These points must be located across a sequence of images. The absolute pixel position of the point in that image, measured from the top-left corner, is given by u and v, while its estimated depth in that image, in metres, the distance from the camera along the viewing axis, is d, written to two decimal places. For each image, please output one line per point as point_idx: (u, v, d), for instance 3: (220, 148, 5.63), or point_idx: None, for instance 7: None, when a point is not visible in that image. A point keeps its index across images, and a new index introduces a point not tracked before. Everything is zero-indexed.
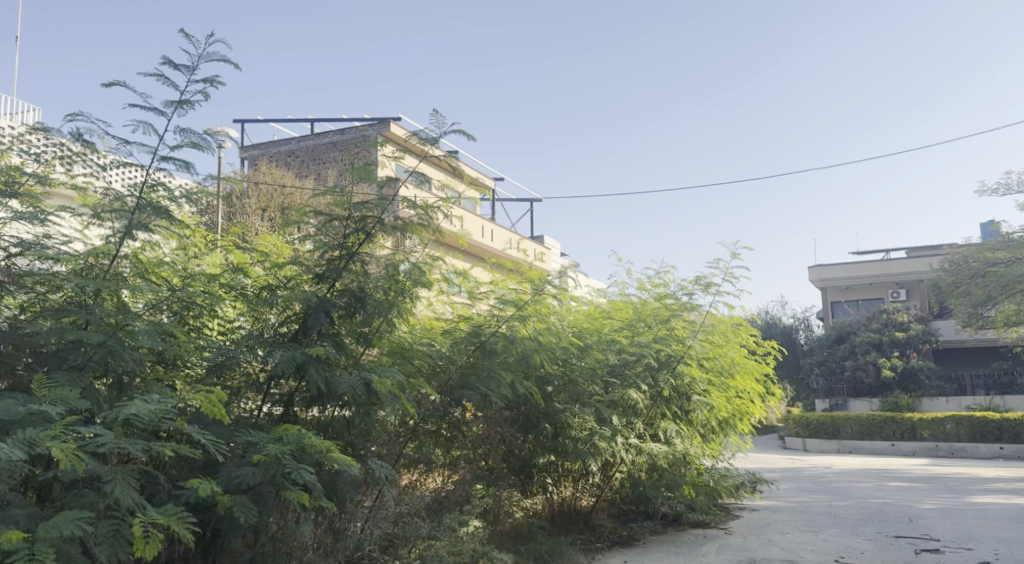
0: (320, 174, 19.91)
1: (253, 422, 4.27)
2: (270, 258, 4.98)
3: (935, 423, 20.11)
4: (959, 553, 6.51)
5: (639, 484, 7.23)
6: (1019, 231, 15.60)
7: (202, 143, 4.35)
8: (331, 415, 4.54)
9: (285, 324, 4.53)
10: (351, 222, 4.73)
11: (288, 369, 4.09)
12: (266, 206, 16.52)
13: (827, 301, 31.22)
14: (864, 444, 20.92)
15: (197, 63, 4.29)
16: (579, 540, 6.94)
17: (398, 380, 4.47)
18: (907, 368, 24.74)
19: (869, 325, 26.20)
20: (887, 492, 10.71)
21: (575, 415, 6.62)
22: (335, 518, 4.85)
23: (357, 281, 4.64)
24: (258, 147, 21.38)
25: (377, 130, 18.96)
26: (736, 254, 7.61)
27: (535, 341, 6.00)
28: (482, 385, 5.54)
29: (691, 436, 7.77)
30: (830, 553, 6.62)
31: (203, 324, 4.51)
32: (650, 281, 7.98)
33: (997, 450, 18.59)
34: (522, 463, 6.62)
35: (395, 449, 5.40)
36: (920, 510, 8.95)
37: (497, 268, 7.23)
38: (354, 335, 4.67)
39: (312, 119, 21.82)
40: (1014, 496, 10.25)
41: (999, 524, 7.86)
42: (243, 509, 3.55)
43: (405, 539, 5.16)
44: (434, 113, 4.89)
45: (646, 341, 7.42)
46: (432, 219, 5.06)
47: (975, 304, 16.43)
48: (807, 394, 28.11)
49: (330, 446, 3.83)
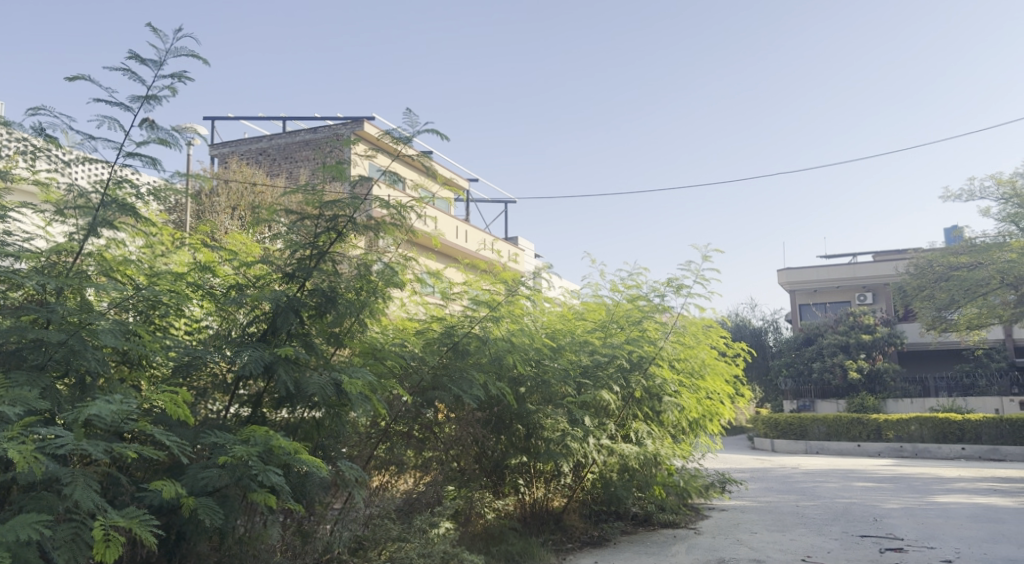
0: (291, 173, 19.75)
1: (219, 424, 4.21)
2: (239, 257, 4.92)
3: (900, 425, 20.43)
4: (922, 552, 6.58)
5: (611, 484, 7.26)
6: (981, 237, 15.89)
7: (169, 139, 4.29)
8: (301, 415, 4.51)
9: (253, 324, 4.48)
10: (322, 221, 4.69)
11: (256, 370, 4.04)
12: (237, 205, 16.35)
13: (795, 304, 31.64)
14: (831, 444, 21.24)
15: (165, 58, 4.25)
16: (550, 540, 6.97)
17: (369, 380, 4.44)
18: (873, 370, 25.11)
19: (836, 328, 26.60)
20: (853, 492, 10.87)
21: (548, 416, 6.58)
22: (303, 520, 4.86)
23: (329, 280, 4.61)
24: (229, 145, 21.12)
25: (349, 129, 18.83)
26: (707, 257, 7.69)
27: (508, 343, 6.00)
28: (455, 386, 5.52)
29: (662, 437, 7.84)
30: (796, 552, 6.67)
31: (170, 324, 4.46)
32: (624, 283, 8.01)
33: (959, 450, 18.97)
34: (494, 464, 6.65)
35: (365, 450, 5.36)
36: (885, 509, 9.08)
37: (471, 268, 7.22)
38: (325, 335, 4.64)
39: (283, 118, 21.63)
40: (975, 496, 10.44)
41: (961, 523, 7.98)
42: (208, 511, 3.52)
43: (375, 542, 5.17)
44: (407, 112, 4.84)
45: (619, 341, 7.45)
46: (404, 219, 5.06)
47: (939, 308, 16.74)
48: (775, 395, 28.47)
49: (298, 448, 3.77)
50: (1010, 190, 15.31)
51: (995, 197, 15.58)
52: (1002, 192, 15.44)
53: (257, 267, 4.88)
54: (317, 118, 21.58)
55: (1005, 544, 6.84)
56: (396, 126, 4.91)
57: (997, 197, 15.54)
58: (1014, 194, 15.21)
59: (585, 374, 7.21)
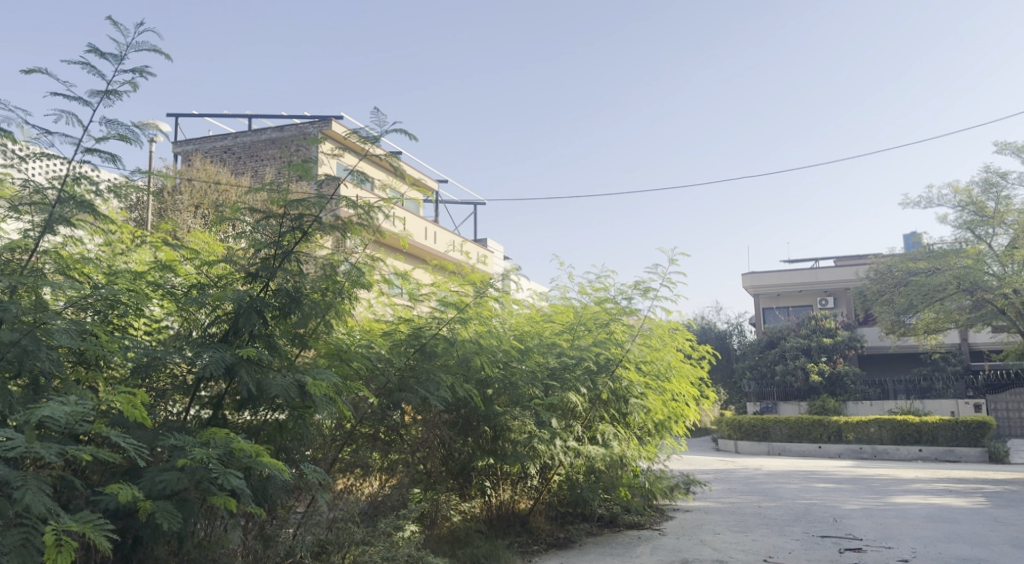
0: (257, 171, 19.55)
1: (178, 426, 4.14)
2: (201, 257, 4.85)
3: (860, 427, 20.82)
4: (880, 552, 6.69)
5: (577, 486, 7.28)
6: (939, 244, 16.24)
7: (129, 135, 4.22)
8: (264, 417, 4.46)
9: (215, 325, 4.41)
10: (286, 221, 4.64)
11: (218, 371, 3.99)
12: (200, 203, 16.10)
13: (759, 307, 32.05)
14: (793, 446, 21.60)
15: (125, 52, 4.19)
16: (516, 543, 6.96)
17: (334, 383, 4.40)
18: (834, 373, 25.54)
19: (798, 331, 27.06)
20: (813, 493, 11.03)
21: (515, 418, 6.57)
22: (265, 523, 4.81)
23: (294, 280, 4.56)
24: (192, 142, 20.79)
25: (316, 128, 18.67)
26: (673, 259, 7.80)
27: (475, 345, 5.99)
28: (421, 387, 5.50)
29: (628, 438, 7.89)
30: (759, 553, 6.76)
31: (129, 324, 4.38)
32: (592, 286, 8.06)
33: (916, 452, 19.40)
34: (461, 466, 6.63)
35: (329, 453, 5.29)
36: (845, 510, 9.24)
37: (440, 269, 7.21)
38: (290, 336, 4.59)
39: (250, 116, 21.35)
40: (931, 496, 10.71)
41: (918, 523, 8.16)
42: (166, 515, 3.46)
43: (338, 546, 5.10)
44: (374, 111, 4.80)
45: (586, 344, 7.47)
46: (372, 219, 5.01)
47: (898, 312, 17.10)
48: (739, 397, 28.85)
49: (259, 451, 3.71)
50: (966, 198, 15.68)
51: (952, 205, 15.94)
52: (959, 200, 15.81)
53: (219, 267, 4.81)
54: (284, 117, 21.38)
55: (959, 544, 6.98)
56: (364, 124, 4.88)
57: (954, 205, 15.91)
58: (971, 202, 15.58)
59: (552, 377, 7.20)
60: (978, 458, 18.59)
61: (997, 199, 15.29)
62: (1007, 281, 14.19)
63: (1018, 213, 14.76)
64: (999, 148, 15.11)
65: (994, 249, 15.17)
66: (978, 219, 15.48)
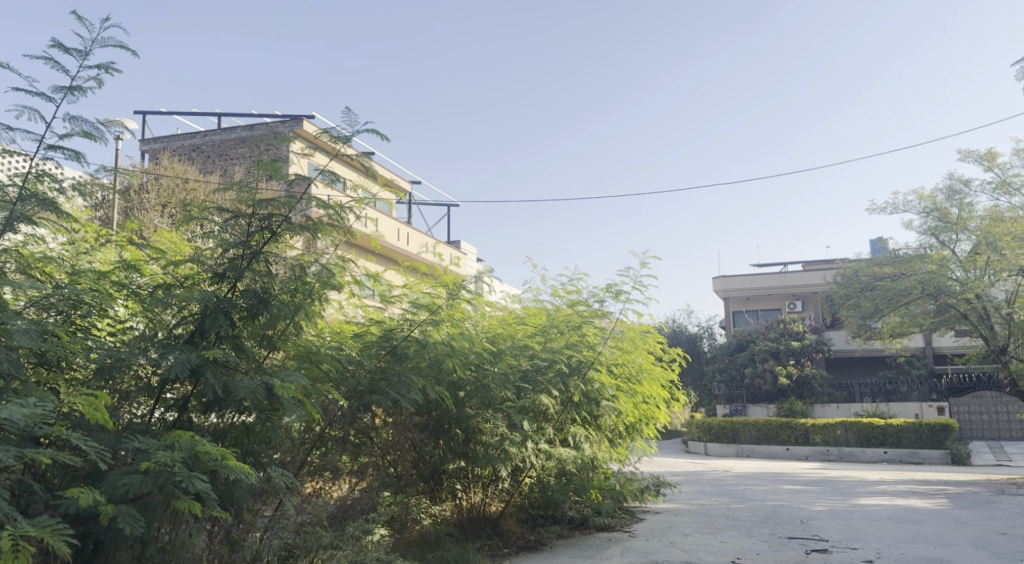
0: (225, 170, 19.31)
1: (142, 429, 4.07)
2: (167, 257, 4.78)
3: (827, 429, 21.08)
4: (846, 552, 6.79)
5: (548, 489, 7.30)
6: (905, 249, 16.50)
7: (93, 132, 4.14)
8: (230, 420, 4.40)
9: (180, 326, 4.35)
10: (255, 221, 4.59)
11: (182, 373, 3.93)
12: (167, 202, 15.84)
13: (729, 311, 32.36)
14: (761, 448, 21.85)
15: (91, 48, 4.13)
16: (486, 546, 6.96)
17: (302, 385, 4.35)
18: (801, 377, 25.86)
19: (767, 334, 27.43)
20: (781, 495, 11.15)
21: (487, 421, 6.56)
22: (231, 527, 4.78)
23: (262, 281, 4.51)
24: (160, 140, 20.46)
25: (287, 127, 18.48)
26: (647, 262, 7.75)
27: (447, 347, 5.94)
28: (392, 390, 5.45)
29: (599, 440, 7.93)
30: (727, 554, 6.83)
31: (92, 324, 4.31)
32: (564, 288, 8.09)
33: (881, 454, 19.73)
34: (432, 469, 6.59)
35: (298, 456, 5.22)
36: (812, 511, 9.37)
37: (412, 270, 7.19)
38: (257, 336, 4.53)
39: (219, 115, 21.09)
40: (896, 497, 10.89)
41: (882, 524, 8.30)
42: (128, 519, 3.40)
43: (307, 550, 5.04)
44: (346, 111, 4.76)
45: (558, 346, 7.50)
46: (343, 219, 4.97)
47: (865, 316, 17.41)
48: (709, 400, 29.08)
49: (225, 453, 3.67)
50: (931, 204, 15.93)
51: (917, 211, 16.19)
52: (923, 206, 16.05)
53: (186, 267, 4.75)
54: (254, 116, 21.14)
55: (921, 544, 7.13)
56: (335, 124, 4.84)
57: (919, 211, 16.15)
58: (935, 209, 15.83)
59: (524, 379, 7.18)
60: (941, 460, 18.92)
61: (961, 206, 15.57)
62: (969, 286, 14.41)
63: (980, 219, 15.07)
64: (962, 155, 15.40)
65: (957, 255, 15.42)
66: (942, 225, 15.74)
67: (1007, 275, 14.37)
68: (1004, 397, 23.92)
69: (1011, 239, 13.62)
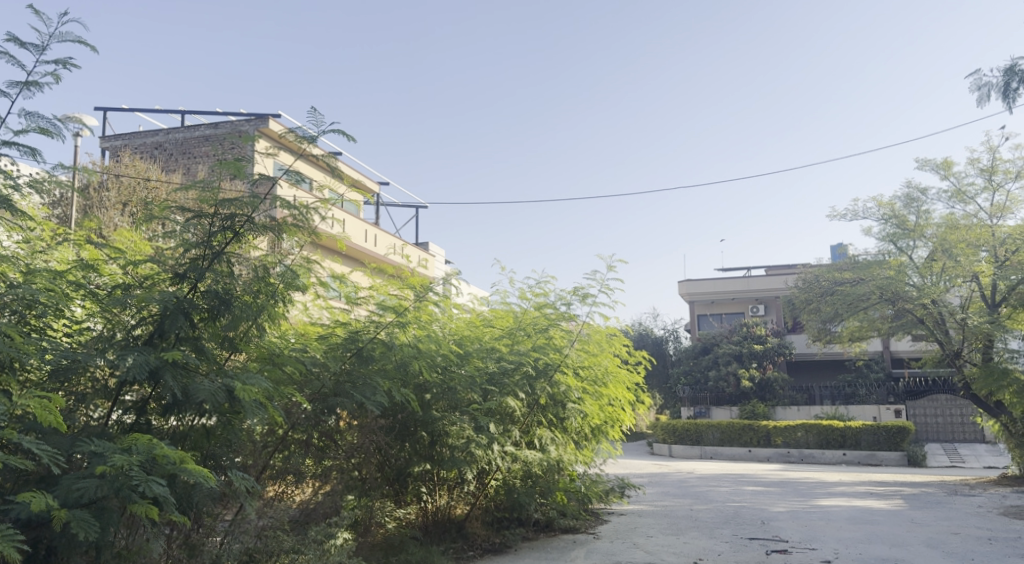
0: (188, 169, 19.03)
1: (98, 432, 4.00)
2: (126, 256, 4.71)
3: (788, 431, 21.40)
4: (804, 553, 6.90)
5: (514, 491, 7.33)
6: (864, 255, 16.90)
7: (51, 129, 4.06)
8: (190, 423, 4.31)
9: (139, 327, 4.26)
10: (217, 220, 4.52)
11: (140, 376, 3.87)
12: (128, 200, 15.56)
13: (694, 314, 32.71)
14: (724, 450, 22.10)
15: (48, 42, 4.07)
16: (451, 549, 6.94)
17: (264, 388, 4.30)
18: (764, 379, 26.22)
19: (731, 338, 27.79)
20: (743, 497, 11.29)
21: (453, 424, 6.53)
22: (191, 532, 4.70)
23: (223, 282, 4.45)
24: (122, 138, 20.13)
25: (252, 125, 18.28)
26: (612, 266, 7.95)
27: (413, 349, 5.90)
28: (357, 392, 5.42)
29: (565, 443, 7.97)
30: (689, 555, 6.91)
31: (47, 324, 4.22)
32: (531, 291, 8.11)
33: (840, 455, 20.07)
34: (397, 472, 6.55)
35: (260, 460, 5.16)
36: (773, 512, 9.51)
37: (378, 273, 7.16)
38: (218, 339, 4.46)
39: (183, 111, 20.76)
40: (854, 498, 11.10)
41: (841, 525, 8.46)
42: (82, 525, 3.35)
43: (267, 555, 5.01)
44: (312, 111, 4.72)
45: (525, 349, 7.52)
46: (308, 219, 4.92)
47: (824, 320, 17.76)
48: (674, 402, 29.32)
49: (183, 457, 3.61)
50: (889, 212, 16.28)
51: (876, 218, 16.52)
52: (882, 213, 16.39)
53: (146, 268, 4.68)
54: (219, 114, 20.89)
55: (878, 545, 7.26)
56: (301, 125, 4.81)
57: (878, 218, 16.48)
58: (893, 215, 16.19)
59: (491, 382, 7.14)
60: (898, 461, 19.32)
61: (918, 213, 15.94)
62: (926, 291, 14.65)
63: (937, 227, 15.38)
64: (919, 164, 15.74)
65: (914, 261, 15.70)
66: (899, 232, 16.07)
67: (961, 281, 14.69)
68: (959, 400, 24.48)
69: (966, 246, 14.52)
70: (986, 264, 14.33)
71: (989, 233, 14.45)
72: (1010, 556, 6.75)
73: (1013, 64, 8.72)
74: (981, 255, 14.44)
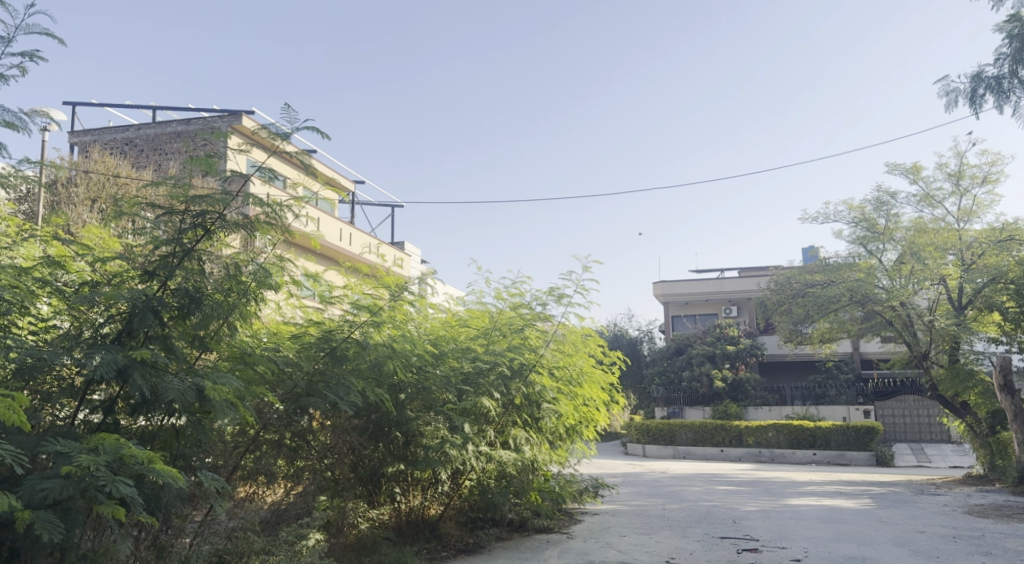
0: (159, 165, 18.82)
1: (64, 431, 3.94)
2: (95, 253, 4.65)
3: (759, 431, 21.61)
4: (774, 552, 6.96)
5: (488, 491, 7.31)
6: (834, 257, 17.17)
7: (16, 123, 3.99)
8: (158, 423, 4.27)
9: (107, 325, 4.21)
10: (188, 218, 4.48)
11: (109, 374, 3.81)
12: (96, 196, 15.32)
13: (668, 315, 32.92)
14: (697, 450, 22.27)
15: (13, 35, 4.00)
16: (424, 549, 6.93)
17: (235, 387, 4.26)
18: (736, 380, 26.44)
19: (704, 338, 28.03)
20: (715, 496, 11.37)
21: (427, 424, 6.50)
22: (160, 533, 4.65)
23: (193, 280, 4.41)
24: (91, 133, 19.88)
25: (224, 122, 18.09)
26: (588, 267, 8.01)
27: (388, 348, 5.84)
28: (330, 392, 5.37)
29: (539, 443, 7.98)
30: (661, 554, 6.95)
31: (12, 322, 4.15)
32: (507, 291, 8.11)
33: (810, 455, 20.31)
34: (371, 472, 6.51)
35: (230, 460, 5.12)
36: (745, 511, 9.59)
37: (353, 271, 7.11)
38: (188, 337, 4.41)
39: (154, 107, 20.48)
40: (824, 497, 11.24)
41: (810, 524, 8.55)
42: (47, 526, 3.30)
43: (237, 555, 4.96)
44: (286, 107, 4.69)
45: (500, 349, 7.53)
46: (280, 217, 4.86)
47: (796, 322, 17.95)
48: (648, 402, 29.48)
49: (151, 457, 3.57)
50: (860, 215, 16.45)
51: (846, 221, 16.69)
52: (853, 216, 16.56)
53: (114, 264, 4.62)
54: (192, 110, 20.66)
55: (846, 544, 7.35)
56: (274, 121, 4.77)
57: (848, 221, 16.65)
58: (863, 219, 16.36)
59: (466, 381, 7.12)
60: (867, 461, 19.61)
61: (888, 216, 16.12)
62: (895, 294, 14.82)
63: (906, 230, 15.68)
64: (889, 168, 15.95)
65: (884, 264, 15.95)
66: (869, 235, 16.27)
67: (929, 284, 14.89)
68: (926, 401, 24.85)
69: (934, 249, 14.82)
70: (953, 267, 14.59)
71: (957, 237, 14.70)
72: (974, 554, 6.85)
73: (980, 71, 8.87)
74: (947, 258, 14.70)
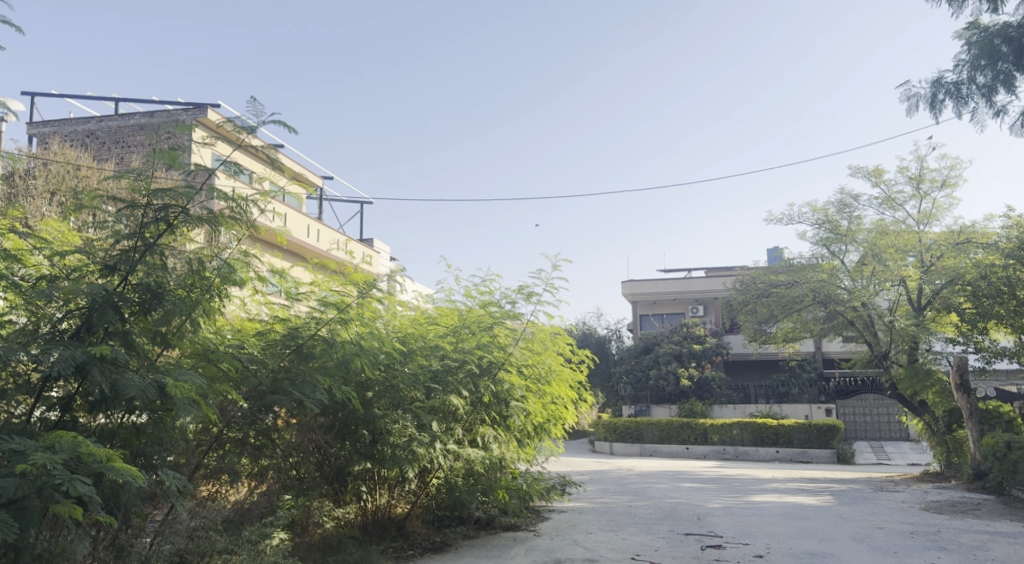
0: (122, 158, 18.48)
1: (19, 429, 3.86)
2: (53, 246, 4.55)
3: (724, 429, 21.86)
4: (738, 548, 7.05)
5: (455, 490, 7.28)
6: (798, 258, 17.40)
7: None
8: (119, 421, 4.21)
9: (66, 320, 4.13)
10: (151, 211, 4.40)
11: (66, 370, 3.74)
12: (56, 189, 14.99)
13: (636, 314, 33.14)
14: (663, 447, 22.47)
15: None
16: (390, 548, 6.90)
17: (198, 384, 4.21)
18: (701, 378, 26.78)
19: (671, 337, 28.26)
20: (680, 493, 11.49)
21: (394, 422, 6.47)
22: (119, 532, 4.61)
23: (155, 274, 4.33)
24: (51, 125, 19.47)
25: (189, 115, 17.81)
26: (556, 265, 8.00)
27: (356, 346, 5.82)
28: (296, 390, 5.34)
29: (507, 440, 7.98)
30: (627, 551, 6.99)
31: None
32: (477, 289, 8.10)
33: (773, 452, 20.60)
34: (336, 471, 6.48)
35: (192, 459, 5.05)
36: (709, 508, 9.69)
37: (321, 268, 7.02)
38: (149, 333, 4.35)
39: (117, 100, 20.09)
40: (786, 494, 11.40)
41: (773, 520, 8.67)
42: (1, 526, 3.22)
43: (199, 555, 4.89)
44: (252, 100, 4.66)
45: (469, 347, 7.49)
46: (245, 212, 4.80)
47: (760, 321, 18.16)
48: (615, 401, 29.66)
49: (110, 455, 3.51)
50: (823, 217, 16.68)
51: (810, 222, 16.92)
52: (816, 218, 16.79)
53: (74, 258, 4.53)
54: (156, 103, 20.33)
55: (808, 539, 7.46)
56: (239, 114, 4.71)
57: (812, 222, 16.86)
58: (827, 220, 16.58)
59: (434, 379, 7.11)
60: (828, 458, 19.95)
61: (850, 218, 16.36)
62: (857, 294, 15.10)
63: (868, 231, 15.93)
64: (852, 172, 16.20)
65: (846, 265, 16.24)
66: (832, 236, 16.52)
67: (890, 285, 15.18)
68: (886, 400, 25.35)
69: (894, 251, 15.11)
70: (913, 269, 14.91)
71: (917, 239, 15.03)
72: (930, 550, 7.01)
73: (940, 77, 9.04)
74: (908, 259, 15.02)
